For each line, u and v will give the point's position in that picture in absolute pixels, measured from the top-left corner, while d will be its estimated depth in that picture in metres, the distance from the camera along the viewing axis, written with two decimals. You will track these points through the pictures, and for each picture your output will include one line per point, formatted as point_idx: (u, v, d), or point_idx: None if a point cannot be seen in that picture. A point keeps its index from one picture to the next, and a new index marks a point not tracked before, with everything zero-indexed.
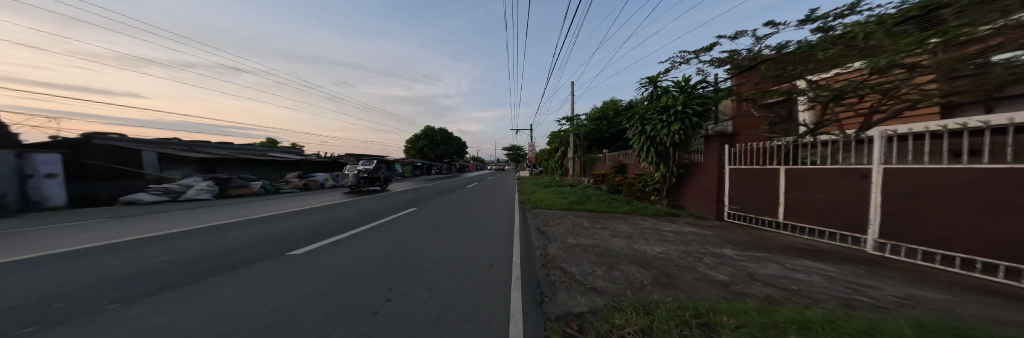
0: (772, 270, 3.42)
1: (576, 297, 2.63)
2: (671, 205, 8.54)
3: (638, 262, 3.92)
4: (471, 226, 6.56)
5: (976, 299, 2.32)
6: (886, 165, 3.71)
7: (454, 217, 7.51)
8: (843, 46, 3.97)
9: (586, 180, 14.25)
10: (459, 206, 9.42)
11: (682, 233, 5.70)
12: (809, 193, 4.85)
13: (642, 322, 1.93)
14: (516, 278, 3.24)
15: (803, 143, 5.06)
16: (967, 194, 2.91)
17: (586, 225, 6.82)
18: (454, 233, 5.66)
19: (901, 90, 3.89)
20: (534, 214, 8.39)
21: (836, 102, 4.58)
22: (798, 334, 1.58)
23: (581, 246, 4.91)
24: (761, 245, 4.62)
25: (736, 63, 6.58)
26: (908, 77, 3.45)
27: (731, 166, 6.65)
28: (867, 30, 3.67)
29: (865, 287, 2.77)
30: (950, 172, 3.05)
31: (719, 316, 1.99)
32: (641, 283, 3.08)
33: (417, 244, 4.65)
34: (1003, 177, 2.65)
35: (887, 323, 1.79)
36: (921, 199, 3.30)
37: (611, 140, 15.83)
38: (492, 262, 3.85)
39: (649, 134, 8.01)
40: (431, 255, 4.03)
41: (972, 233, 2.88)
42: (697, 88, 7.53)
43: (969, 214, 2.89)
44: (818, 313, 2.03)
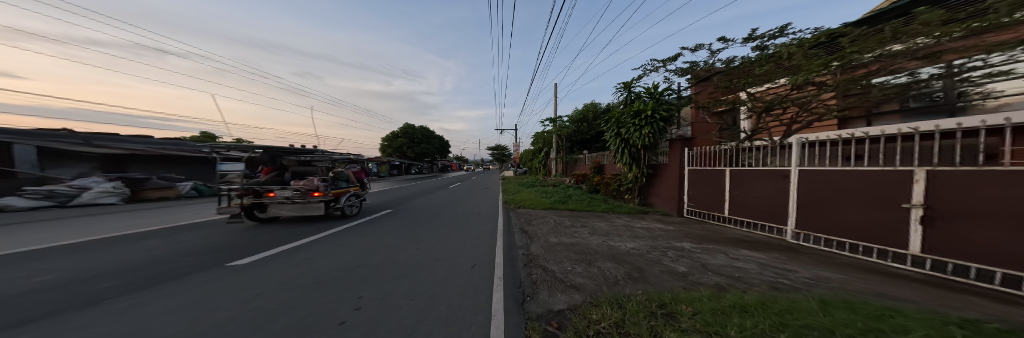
0: (722, 260, 3.83)
1: (556, 295, 2.69)
2: (642, 203, 9.13)
3: (613, 258, 4.13)
4: (452, 226, 6.44)
5: (860, 276, 2.84)
6: (801, 167, 4.38)
7: (434, 218, 7.27)
8: (773, 65, 4.65)
9: (568, 180, 14.62)
10: (438, 207, 9.15)
11: (651, 229, 6.11)
12: (745, 191, 5.52)
13: (613, 316, 2.03)
14: (498, 278, 3.23)
15: (743, 147, 5.75)
16: (854, 191, 3.57)
17: (567, 224, 7.01)
18: (433, 235, 5.47)
19: (812, 105, 4.67)
20: (517, 214, 8.39)
21: (767, 113, 5.30)
22: (742, 318, 1.78)
23: (563, 245, 5.02)
24: (712, 238, 5.15)
25: (694, 73, 7.29)
26: (817, 93, 4.12)
27: (688, 168, 7.33)
28: (791, 51, 4.40)
29: (787, 270, 3.23)
30: (844, 174, 3.70)
31: (680, 306, 2.17)
32: (614, 278, 3.23)
33: (396, 247, 4.42)
34: (878, 177, 3.27)
35: (802, 301, 2.09)
36: (824, 195, 3.97)
37: (591, 142, 16.53)
38: (474, 263, 3.80)
39: (623, 136, 8.50)
40: (408, 258, 3.84)
41: (856, 224, 3.53)
42: (664, 95, 8.11)
43: (855, 208, 3.54)
44: (754, 296, 2.31)
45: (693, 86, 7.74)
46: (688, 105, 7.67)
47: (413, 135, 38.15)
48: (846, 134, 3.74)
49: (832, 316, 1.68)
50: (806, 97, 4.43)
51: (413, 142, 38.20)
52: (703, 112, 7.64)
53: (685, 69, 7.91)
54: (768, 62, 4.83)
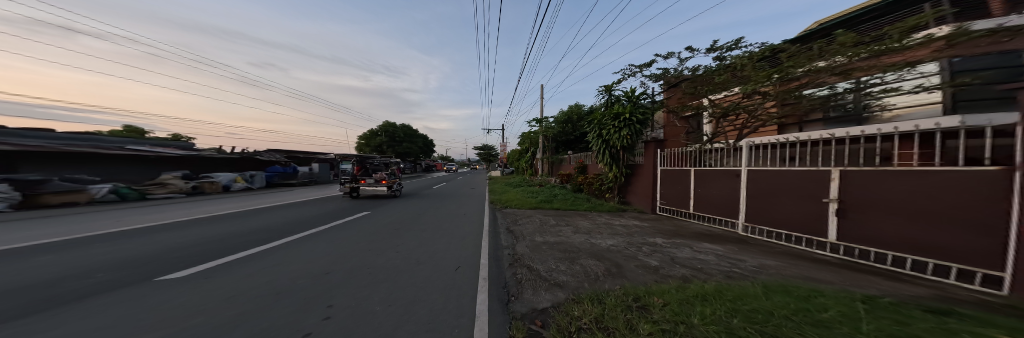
0: (688, 253, 4.17)
1: (540, 294, 2.76)
2: (621, 202, 9.56)
3: (595, 255, 4.31)
4: (434, 228, 6.31)
5: (795, 263, 3.26)
6: (749, 167, 4.95)
7: (414, 220, 7.06)
8: (728, 75, 5.26)
9: (553, 180, 14.86)
10: (419, 209, 8.88)
11: (628, 227, 6.45)
12: (706, 189, 6.05)
13: (593, 312, 2.15)
14: (482, 279, 3.23)
15: (705, 149, 6.26)
16: (790, 188, 4.17)
17: (552, 223, 7.17)
18: (415, 237, 5.30)
19: (759, 112, 5.29)
20: (503, 214, 8.42)
21: (725, 117, 5.91)
22: (704, 306, 2.00)
23: (547, 244, 5.13)
24: (680, 232, 5.59)
25: (667, 79, 7.86)
26: (763, 102, 4.82)
27: (660, 168, 7.83)
28: (744, 62, 4.97)
29: (738, 260, 3.61)
30: (783, 173, 4.29)
31: (652, 298, 2.35)
32: (595, 275, 3.40)
33: (375, 252, 4.22)
34: (809, 176, 3.89)
35: (751, 288, 2.36)
36: (768, 192, 4.56)
37: (575, 142, 17.04)
38: (458, 266, 3.74)
39: (604, 138, 8.89)
40: (387, 262, 3.68)
41: (793, 217, 4.11)
42: (640, 99, 8.59)
43: (792, 203, 4.13)
44: (713, 286, 2.55)
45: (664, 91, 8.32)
46: (660, 109, 8.22)
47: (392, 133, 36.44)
48: (788, 139, 4.29)
49: (772, 300, 1.94)
50: (755, 105, 5.05)
51: (391, 141, 36.58)
52: (673, 117, 8.28)
53: (658, 75, 8.48)
54: (725, 72, 5.42)
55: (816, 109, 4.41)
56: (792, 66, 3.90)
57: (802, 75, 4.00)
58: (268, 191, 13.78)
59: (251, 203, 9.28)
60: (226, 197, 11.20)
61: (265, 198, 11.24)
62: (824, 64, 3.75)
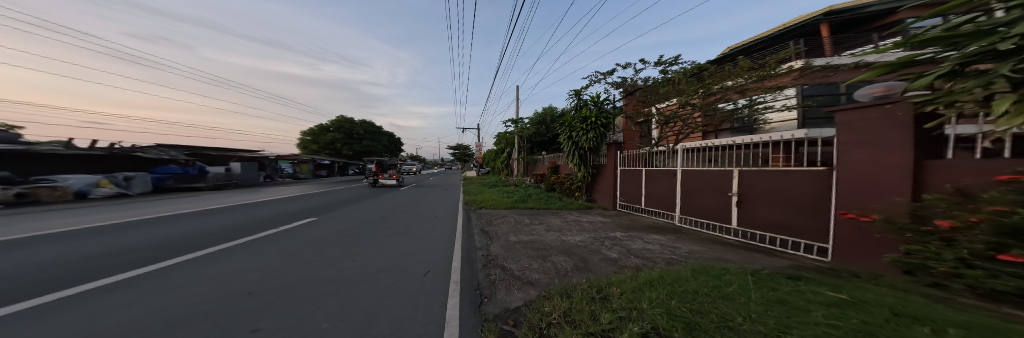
0: (639, 244, 4.67)
1: (512, 293, 2.80)
2: (589, 200, 10.13)
3: (565, 251, 4.51)
4: (399, 230, 5.92)
5: (719, 253, 3.89)
6: (684, 168, 5.86)
7: (377, 224, 6.52)
8: (669, 86, 6.70)
9: (528, 180, 15.08)
10: (384, 211, 8.25)
11: (594, 222, 6.92)
12: (654, 187, 6.84)
13: (561, 306, 2.27)
14: (453, 282, 3.11)
15: (654, 152, 6.99)
16: (711, 186, 5.20)
17: (526, 222, 7.30)
18: (378, 242, 4.85)
19: (691, 121, 6.65)
20: (478, 215, 8.29)
21: (666, 123, 6.91)
22: (655, 295, 2.31)
23: (521, 243, 5.20)
24: (636, 226, 6.19)
25: (627, 86, 8.65)
26: (691, 112, 6.42)
27: (621, 167, 8.51)
28: (680, 76, 6.46)
29: (679, 250, 4.16)
30: (707, 173, 5.29)
31: (612, 288, 2.59)
32: (564, 270, 3.56)
33: (328, 260, 3.68)
34: (722, 175, 4.97)
35: (688, 276, 2.75)
36: (697, 187, 5.52)
37: (549, 143, 17.60)
38: (427, 271, 3.49)
39: (573, 139, 9.37)
40: (340, 273, 3.21)
41: (713, 209, 5.13)
42: (605, 104, 9.23)
43: (712, 198, 5.16)
44: (660, 274, 2.89)
45: (624, 98, 9.17)
46: (620, 115, 8.98)
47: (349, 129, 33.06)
48: (713, 144, 5.15)
49: (700, 280, 2.60)
50: (687, 114, 6.49)
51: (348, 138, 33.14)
52: (630, 122, 9.18)
53: (619, 82, 9.29)
54: (668, 84, 6.76)
55: (726, 120, 6.45)
56: (718, 79, 5.70)
57: (720, 89, 5.85)
58: (187, 195, 11.42)
59: (160, 210, 7.59)
60: (122, 203, 8.99)
61: (183, 202, 9.33)
62: (732, 84, 5.72)
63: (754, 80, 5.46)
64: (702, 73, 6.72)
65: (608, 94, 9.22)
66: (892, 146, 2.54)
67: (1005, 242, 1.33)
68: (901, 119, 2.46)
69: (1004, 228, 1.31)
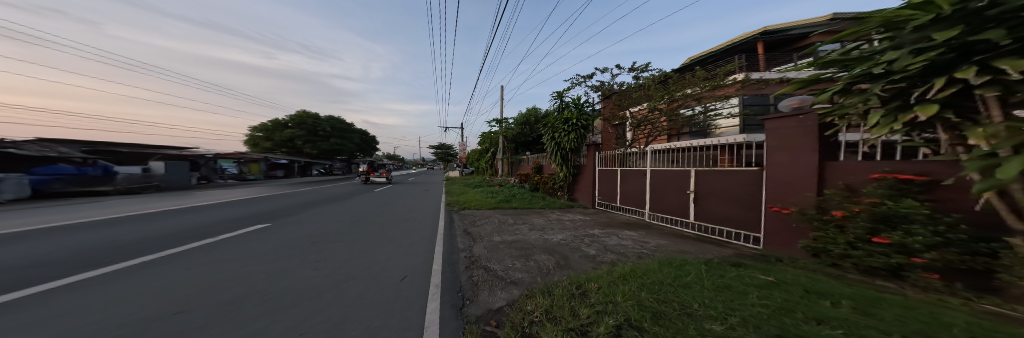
0: (615, 240, 4.92)
1: (496, 293, 2.78)
2: (570, 199, 10.37)
3: (547, 250, 4.58)
4: (370, 232, 5.50)
5: (682, 247, 4.22)
6: (653, 168, 6.23)
7: (349, 226, 5.91)
8: (641, 92, 8.09)
9: (513, 180, 15.15)
10: (355, 212, 7.66)
11: (575, 221, 7.11)
12: (627, 185, 7.21)
13: (544, 304, 2.30)
14: (434, 286, 2.94)
15: (627, 154, 7.37)
16: (675, 185, 5.62)
17: (510, 222, 7.30)
18: (347, 246, 4.23)
19: (661, 124, 7.93)
20: (462, 216, 8.12)
21: (640, 125, 8.06)
22: (626, 288, 2.44)
23: (505, 243, 5.19)
24: (612, 223, 6.49)
25: (606, 90, 9.12)
26: (659, 116, 7.70)
27: (599, 168, 8.81)
28: (649, 83, 7.94)
29: (649, 246, 4.44)
30: (671, 173, 5.70)
31: (591, 284, 2.67)
32: (546, 269, 3.61)
33: (286, 269, 2.94)
34: (683, 175, 5.41)
35: (657, 268, 2.93)
36: (663, 186, 5.95)
37: (533, 144, 17.83)
38: (405, 276, 3.16)
39: (555, 140, 9.60)
40: (304, 283, 2.52)
41: (676, 206, 5.58)
42: (585, 107, 9.54)
43: (675, 196, 5.60)
44: (632, 268, 3.03)
45: (602, 101, 9.63)
46: (599, 117, 9.30)
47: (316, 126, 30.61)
48: (676, 146, 5.51)
49: (665, 272, 2.79)
50: (657, 117, 7.73)
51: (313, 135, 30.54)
52: (608, 124, 9.68)
53: (599, 86, 9.73)
54: (640, 90, 8.09)
55: (686, 124, 7.86)
56: (678, 88, 7.22)
57: (680, 96, 7.33)
58: (116, 198, 9.85)
59: (80, 215, 6.50)
60: (29, 208, 7.58)
61: (111, 206, 8.03)
62: (690, 92, 7.23)
63: (706, 89, 7.10)
64: (666, 81, 8.24)
65: (588, 97, 9.56)
66: (805, 149, 3.03)
67: (878, 227, 2.03)
68: (811, 127, 2.96)
69: (878, 215, 2.01)
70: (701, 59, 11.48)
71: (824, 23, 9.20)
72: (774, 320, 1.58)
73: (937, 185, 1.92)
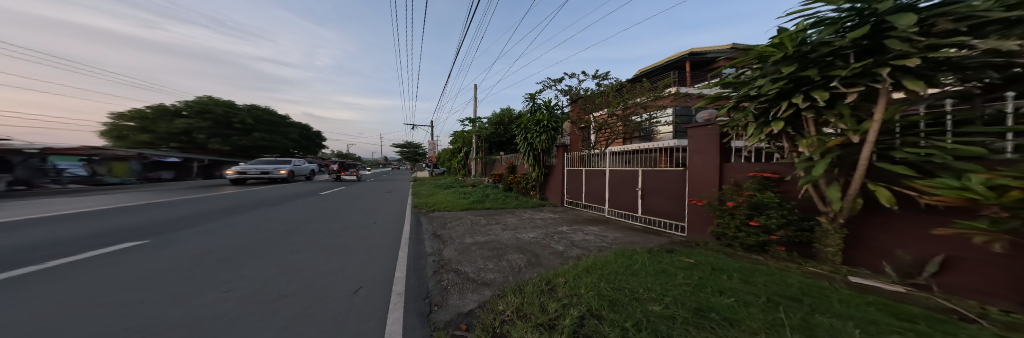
0: (581, 235, 5.11)
1: (466, 296, 2.58)
2: (542, 198, 10.45)
3: (520, 249, 4.48)
4: (316, 241, 4.65)
5: (634, 238, 4.64)
6: (610, 168, 6.69)
7: (286, 235, 4.90)
8: (601, 98, 8.79)
9: (486, 180, 14.84)
10: (294, 219, 6.48)
11: (546, 219, 7.19)
12: (590, 184, 7.59)
13: (515, 302, 2.20)
14: (399, 293, 2.58)
15: (590, 154, 7.75)
16: (625, 183, 6.14)
17: (483, 223, 7.05)
18: (291, 258, 3.58)
19: (615, 129, 8.55)
20: (431, 218, 7.62)
21: (600, 129, 8.67)
22: (585, 278, 2.54)
23: (477, 244, 4.95)
24: (579, 220, 6.75)
25: (574, 94, 9.55)
26: (614, 122, 8.32)
27: (568, 167, 8.98)
28: (607, 90, 8.62)
29: (609, 238, 4.75)
30: (623, 172, 6.23)
31: (559, 279, 2.65)
32: (518, 267, 3.52)
33: (193, 287, 2.23)
34: (631, 174, 5.94)
35: (617, 258, 3.12)
36: (616, 184, 6.45)
37: (507, 144, 17.67)
38: (359, 287, 2.65)
39: (528, 141, 9.73)
40: (218, 304, 1.90)
41: (626, 202, 6.11)
42: (555, 109, 9.75)
43: (625, 193, 6.13)
44: (594, 261, 3.12)
45: (571, 104, 10.03)
46: (568, 120, 9.59)
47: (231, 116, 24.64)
48: (630, 148, 5.99)
49: (621, 262, 2.96)
50: (612, 121, 8.30)
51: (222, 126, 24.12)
52: (576, 127, 10.14)
53: (568, 90, 10.10)
54: (601, 97, 8.78)
55: (636, 130, 8.66)
56: (630, 96, 7.95)
57: (632, 104, 8.07)
58: None
59: None
60: None
61: None
62: (639, 101, 8.01)
63: (650, 100, 7.94)
64: (621, 90, 9.03)
65: (557, 100, 9.79)
66: (712, 152, 3.78)
67: (752, 212, 2.99)
68: (715, 134, 3.74)
69: (753, 203, 2.97)
70: (648, 71, 12.96)
71: (726, 49, 11.01)
72: (695, 295, 2.01)
73: (783, 181, 2.97)
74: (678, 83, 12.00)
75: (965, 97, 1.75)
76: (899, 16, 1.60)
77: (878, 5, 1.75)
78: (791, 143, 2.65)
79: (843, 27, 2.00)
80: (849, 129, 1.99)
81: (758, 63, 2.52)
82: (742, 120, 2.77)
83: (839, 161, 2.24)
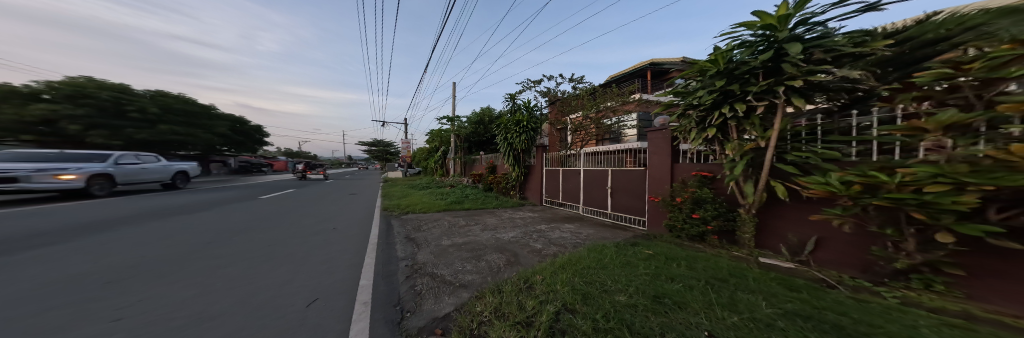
0: (558, 233, 5.30)
1: (442, 300, 2.38)
2: (522, 198, 10.49)
3: (499, 248, 4.48)
4: (266, 241, 3.89)
5: (604, 234, 4.97)
6: (584, 168, 7.02)
7: (227, 237, 4.05)
8: (576, 101, 9.26)
9: (465, 181, 14.57)
10: (238, 218, 5.46)
11: (526, 218, 7.28)
12: (566, 183, 7.85)
13: (493, 302, 2.19)
14: (365, 302, 2.14)
15: (568, 154, 8.02)
16: (596, 182, 6.51)
17: (461, 224, 6.88)
18: (239, 257, 2.98)
19: (590, 132, 9.07)
20: (406, 219, 7.30)
21: (577, 131, 9.05)
22: (559, 275, 2.65)
23: (455, 246, 4.67)
24: (557, 218, 6.97)
25: (552, 97, 9.88)
26: (588, 124, 8.84)
27: (546, 168, 9.12)
28: (582, 94, 9.10)
29: (583, 235, 5.01)
30: (595, 171, 6.60)
31: (538, 277, 2.71)
32: (496, 267, 3.53)
33: (70, 303, 1.61)
34: (602, 174, 6.33)
35: (592, 253, 3.30)
36: (589, 183, 6.80)
37: (487, 144, 17.55)
38: (316, 298, 2.06)
39: (508, 141, 9.82)
40: (96, 325, 1.32)
41: (597, 200, 6.50)
42: (535, 110, 9.92)
43: (597, 192, 6.51)
44: (570, 257, 3.27)
45: (549, 106, 10.30)
46: (547, 121, 9.84)
47: (127, 102, 14.61)
48: (602, 149, 6.36)
49: (595, 257, 3.12)
50: (586, 123, 8.82)
51: (111, 116, 13.91)
52: (553, 128, 10.46)
53: (546, 92, 10.37)
54: (577, 100, 9.24)
55: (607, 132, 9.14)
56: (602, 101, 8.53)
57: (603, 108, 8.65)
58: None
59: None
60: None
61: None
62: (609, 105, 8.63)
63: (617, 105, 8.58)
64: (594, 94, 9.56)
65: (536, 101, 9.99)
66: (664, 154, 4.17)
67: (694, 206, 3.48)
68: (666, 137, 4.11)
69: (695, 199, 3.46)
70: (616, 78, 13.89)
71: (680, 62, 12.23)
72: (654, 284, 2.23)
73: (716, 179, 3.48)
74: (640, 91, 13.10)
75: (828, 112, 2.50)
76: (790, 46, 2.19)
77: (779, 34, 2.32)
78: (721, 146, 3.17)
79: (756, 50, 2.53)
80: (759, 135, 2.60)
81: (699, 76, 3.00)
82: (687, 125, 3.28)
83: (753, 162, 2.80)
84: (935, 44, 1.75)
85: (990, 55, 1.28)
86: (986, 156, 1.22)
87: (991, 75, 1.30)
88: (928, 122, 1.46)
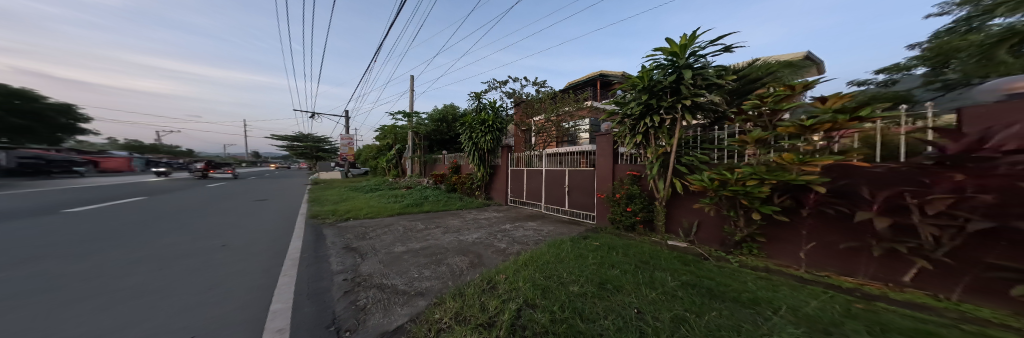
0: (521, 231, 5.31)
1: (393, 312, 2.08)
2: (487, 198, 10.23)
3: (461, 250, 4.25)
4: (128, 266, 2.90)
5: (561, 229, 5.20)
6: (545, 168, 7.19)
7: (54, 264, 2.87)
8: (539, 103, 9.47)
9: (426, 181, 13.63)
10: (90, 240, 4.03)
11: (490, 218, 7.13)
12: (530, 183, 7.94)
13: (453, 307, 1.98)
14: (285, 325, 1.73)
15: (531, 155, 8.11)
16: (555, 182, 6.76)
17: (420, 227, 6.36)
18: (74, 289, 2.13)
19: (552, 133, 9.38)
20: (351, 225, 6.48)
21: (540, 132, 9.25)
22: (521, 273, 2.56)
23: (412, 252, 4.27)
24: (521, 217, 7.00)
25: (516, 98, 9.90)
26: (551, 126, 9.12)
27: (511, 168, 9.07)
28: (546, 96, 9.35)
29: (542, 231, 5.14)
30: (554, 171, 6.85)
31: (502, 276, 2.61)
32: (459, 270, 3.32)
33: None
34: (559, 174, 6.59)
35: (550, 249, 3.35)
36: (549, 183, 7.00)
37: (450, 143, 16.75)
38: (210, 327, 1.59)
39: (473, 140, 9.55)
40: None
41: (555, 198, 6.76)
42: (500, 110, 9.81)
43: (555, 190, 6.76)
44: (530, 254, 3.25)
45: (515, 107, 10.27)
46: (512, 122, 9.81)
47: None
48: (560, 150, 6.62)
49: (554, 252, 3.14)
50: (549, 125, 9.12)
51: None
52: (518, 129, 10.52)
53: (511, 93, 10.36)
54: (540, 103, 9.46)
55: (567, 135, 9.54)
56: (563, 105, 8.90)
57: (564, 111, 9.03)
58: None
59: None
60: None
61: None
62: (568, 109, 9.05)
63: (576, 109, 9.04)
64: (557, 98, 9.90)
65: (501, 101, 9.87)
66: (605, 156, 4.38)
67: (627, 201, 3.79)
68: (608, 141, 4.31)
69: (629, 195, 3.77)
70: (575, 85, 14.69)
71: None
72: (600, 272, 2.31)
73: (642, 177, 3.83)
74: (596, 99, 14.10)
75: (702, 127, 3.09)
76: (684, 72, 2.74)
77: (681, 61, 2.86)
78: (643, 150, 3.58)
79: (667, 72, 3.00)
80: (667, 142, 3.08)
81: (632, 89, 3.30)
82: (622, 132, 3.56)
83: (664, 163, 3.23)
84: (753, 82, 2.81)
85: (776, 94, 2.06)
86: (773, 161, 2.00)
87: (776, 106, 2.11)
88: (749, 137, 2.15)
